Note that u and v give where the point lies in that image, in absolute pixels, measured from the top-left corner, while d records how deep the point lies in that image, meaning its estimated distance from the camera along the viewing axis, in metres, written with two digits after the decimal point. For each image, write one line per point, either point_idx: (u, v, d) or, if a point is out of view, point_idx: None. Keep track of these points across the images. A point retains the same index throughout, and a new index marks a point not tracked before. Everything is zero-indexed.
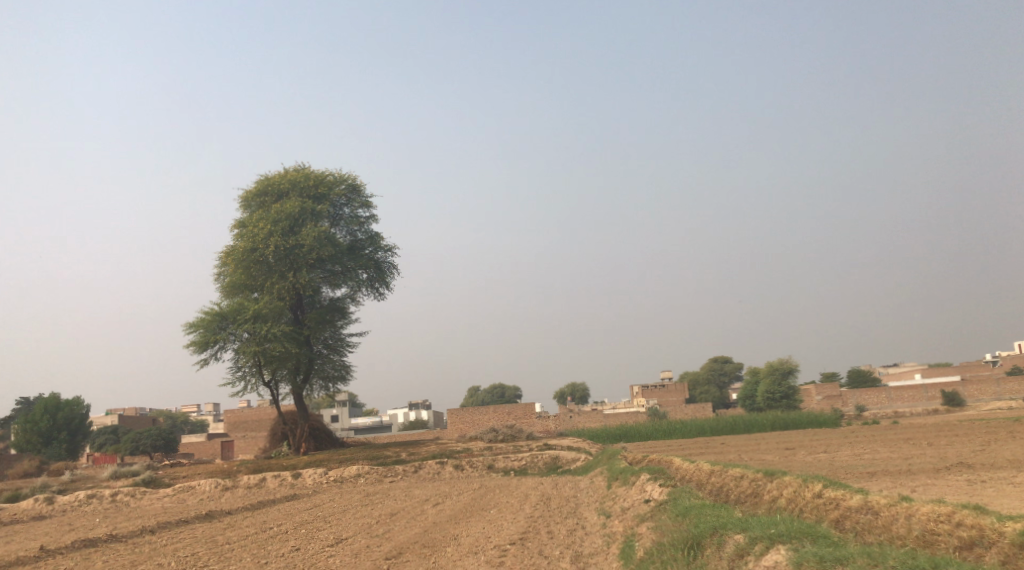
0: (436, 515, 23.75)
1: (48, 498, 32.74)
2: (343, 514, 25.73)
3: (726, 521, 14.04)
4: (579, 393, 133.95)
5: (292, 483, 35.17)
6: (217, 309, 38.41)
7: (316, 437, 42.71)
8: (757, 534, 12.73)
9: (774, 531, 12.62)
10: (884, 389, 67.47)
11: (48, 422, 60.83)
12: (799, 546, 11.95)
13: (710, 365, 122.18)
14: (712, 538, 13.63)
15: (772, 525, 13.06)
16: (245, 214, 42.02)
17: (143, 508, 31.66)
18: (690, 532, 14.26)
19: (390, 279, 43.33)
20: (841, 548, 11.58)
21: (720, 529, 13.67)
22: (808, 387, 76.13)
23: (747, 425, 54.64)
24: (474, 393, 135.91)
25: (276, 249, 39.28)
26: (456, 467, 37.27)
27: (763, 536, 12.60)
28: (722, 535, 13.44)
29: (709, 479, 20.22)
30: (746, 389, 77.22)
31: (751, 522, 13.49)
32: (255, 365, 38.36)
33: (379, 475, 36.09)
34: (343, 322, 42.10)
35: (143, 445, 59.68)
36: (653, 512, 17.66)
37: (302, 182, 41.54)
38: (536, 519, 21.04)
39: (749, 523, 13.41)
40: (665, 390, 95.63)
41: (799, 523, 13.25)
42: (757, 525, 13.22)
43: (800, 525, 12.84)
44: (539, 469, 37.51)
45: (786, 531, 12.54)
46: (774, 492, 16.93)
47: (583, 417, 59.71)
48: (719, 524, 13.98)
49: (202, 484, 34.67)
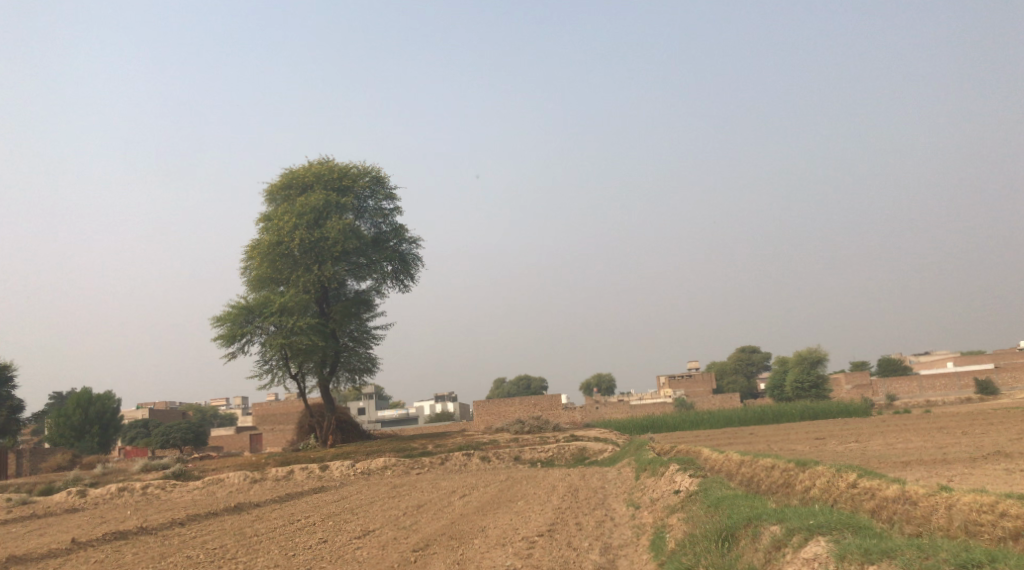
0: (463, 507, 23.61)
1: (80, 492, 33.03)
2: (370, 506, 25.70)
3: (761, 512, 13.74)
4: (606, 384, 133.59)
5: (320, 475, 35.25)
6: (244, 302, 38.52)
7: (343, 429, 42.79)
8: (795, 525, 12.41)
9: (813, 522, 12.30)
10: (915, 378, 66.50)
11: (80, 416, 61.58)
12: (840, 537, 11.64)
13: (737, 355, 121.19)
14: (746, 529, 13.33)
15: (810, 516, 12.74)
16: (270, 208, 42.11)
17: (173, 501, 31.85)
18: (723, 523, 13.99)
19: (415, 271, 43.28)
20: (884, 540, 11.24)
21: (754, 520, 13.37)
22: (838, 376, 75.27)
23: (776, 415, 54.08)
24: (500, 385, 135.88)
25: (302, 242, 39.32)
26: (483, 458, 37.18)
27: (800, 527, 12.30)
28: (757, 526, 13.14)
29: (740, 469, 19.90)
30: (775, 378, 76.62)
31: (786, 513, 13.20)
32: (282, 358, 38.49)
33: (406, 467, 36.08)
34: (369, 315, 42.10)
35: (174, 438, 60.22)
36: (684, 502, 17.38)
37: (326, 175, 41.54)
38: (564, 511, 20.82)
39: (785, 514, 13.11)
40: (693, 380, 95.03)
41: (838, 514, 12.91)
42: (794, 516, 12.90)
43: (840, 517, 12.51)
44: (566, 460, 37.32)
45: (825, 523, 12.22)
46: (807, 481, 16.59)
47: (610, 408, 59.42)
48: (754, 514, 13.69)
49: (231, 477, 34.87)
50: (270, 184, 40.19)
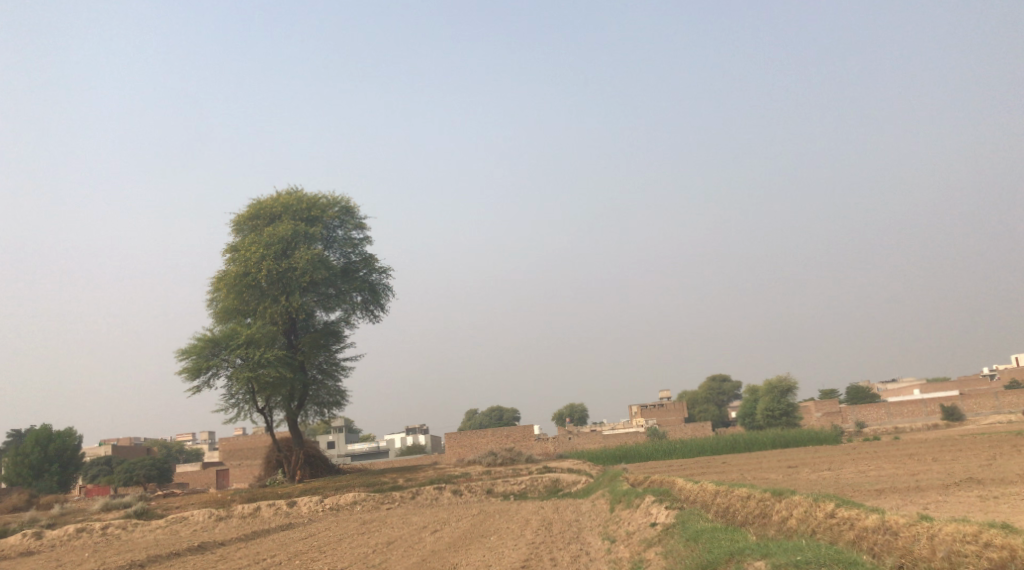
0: (434, 543, 23.00)
1: (37, 533, 31.85)
2: (338, 543, 24.98)
3: (743, 546, 13.43)
4: (578, 415, 133.05)
5: (287, 512, 34.35)
6: (210, 334, 37.69)
7: (312, 464, 41.89)
8: (781, 561, 12.11)
9: (801, 558, 12.01)
10: (884, 405, 66.87)
11: (39, 455, 59.84)
12: None
13: (708, 384, 121.40)
14: (728, 564, 12.99)
15: (796, 551, 12.44)
16: (237, 238, 41.47)
17: (134, 541, 30.82)
18: (703, 558, 13.63)
19: (385, 301, 42.75)
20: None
21: (736, 555, 13.04)
22: (808, 404, 75.45)
23: (748, 444, 53.90)
24: (472, 416, 134.57)
25: (270, 273, 38.70)
26: (454, 492, 36.50)
27: (787, 564, 11.98)
28: (740, 562, 12.81)
29: (716, 500, 19.57)
30: (746, 407, 76.61)
31: (769, 548, 12.88)
32: (249, 393, 37.70)
33: (376, 502, 35.30)
34: (338, 346, 41.41)
35: (137, 476, 58.74)
36: (661, 536, 17.00)
37: (294, 205, 41.04)
38: (538, 545, 20.34)
39: (769, 548, 12.79)
40: (665, 409, 94.90)
41: (824, 549, 12.60)
42: (779, 551, 12.58)
43: (827, 552, 12.20)
44: (540, 492, 36.78)
45: (811, 560, 11.89)
46: (783, 511, 16.29)
47: (582, 439, 58.97)
48: (735, 549, 13.36)
49: (195, 515, 33.86)
50: (237, 215, 39.59)
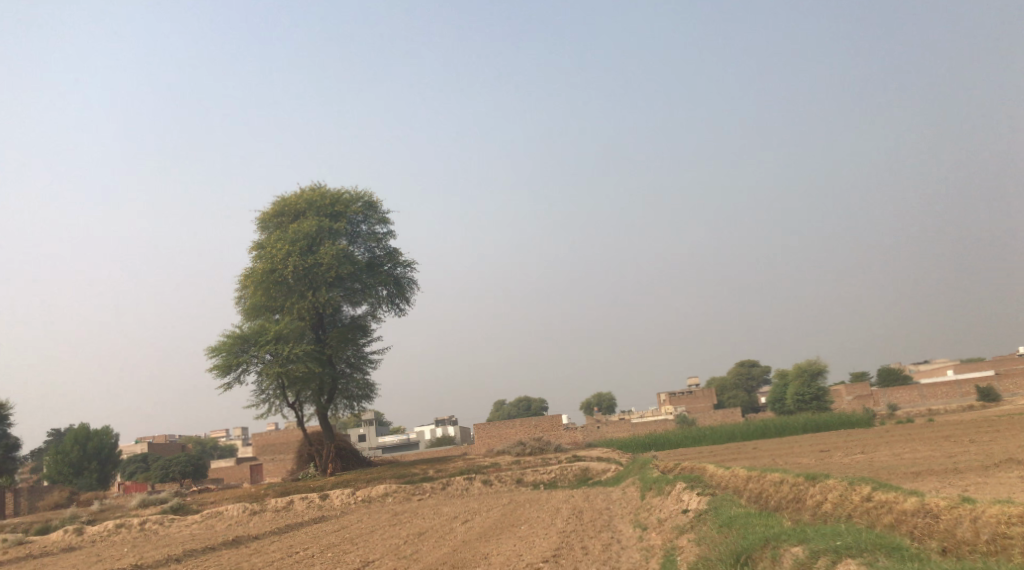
0: (465, 533, 23.00)
1: (77, 529, 32.35)
2: (370, 535, 25.10)
3: (778, 531, 13.24)
4: (606, 404, 132.87)
5: (320, 504, 34.57)
6: (239, 331, 37.95)
7: (343, 457, 42.14)
8: (820, 546, 11.94)
9: (841, 543, 11.82)
10: (917, 387, 65.99)
11: (78, 453, 60.72)
12: (873, 560, 11.17)
13: (737, 370, 120.63)
14: (765, 551, 12.81)
15: (835, 536, 12.25)
16: (263, 236, 41.68)
17: (172, 536, 31.19)
18: (738, 545, 13.45)
19: (410, 295, 42.81)
20: (921, 564, 10.73)
21: (772, 541, 12.86)
22: (839, 388, 74.70)
23: (779, 428, 53.44)
24: (500, 407, 134.84)
25: (296, 269, 38.88)
26: (484, 482, 36.54)
27: (827, 551, 11.77)
28: (777, 548, 12.63)
29: (748, 485, 19.36)
30: (776, 392, 76.04)
31: (807, 533, 12.70)
32: (279, 388, 37.96)
33: (407, 493, 35.42)
34: (366, 340, 41.53)
35: (173, 472, 59.47)
36: (693, 522, 16.84)
37: (318, 201, 41.14)
38: (569, 534, 20.25)
39: (806, 534, 12.61)
40: (693, 396, 94.45)
41: (864, 533, 12.38)
42: (817, 536, 12.40)
43: (867, 536, 11.99)
44: (569, 481, 36.71)
45: (853, 546, 11.66)
46: (818, 496, 16.06)
47: (611, 427, 58.80)
48: (771, 534, 13.18)
49: (230, 509, 34.17)
50: (262, 212, 39.81)
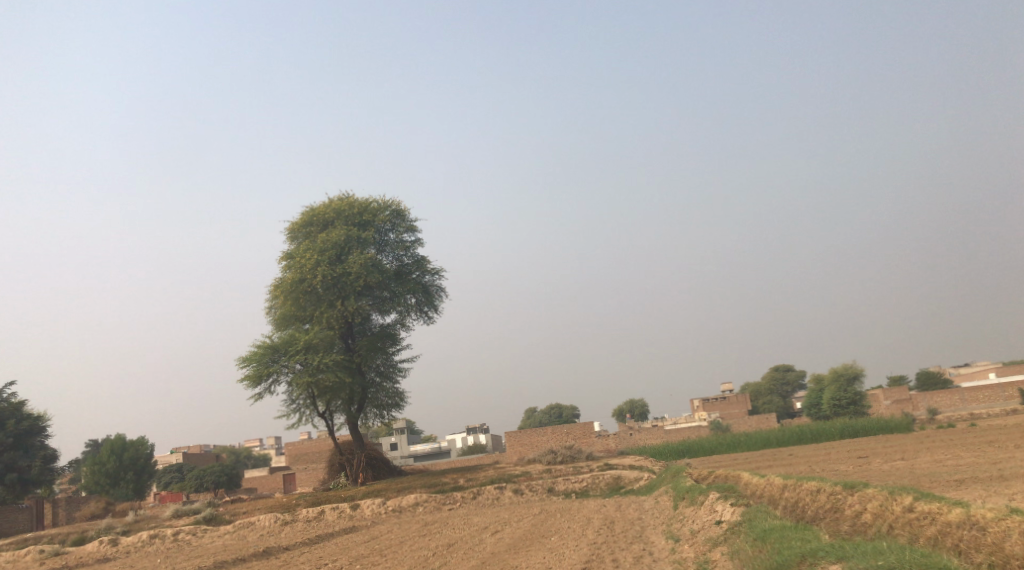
0: (494, 545, 22.59)
1: (112, 540, 32.44)
2: (399, 546, 24.82)
3: (816, 546, 12.70)
4: (638, 410, 131.85)
5: (350, 514, 34.38)
6: (269, 341, 37.97)
7: (374, 466, 41.96)
8: (861, 565, 11.41)
9: (884, 562, 11.27)
10: (957, 391, 64.42)
11: (115, 463, 61.25)
12: None
13: (771, 375, 119.16)
14: (801, 567, 12.31)
15: (878, 553, 11.70)
16: (292, 245, 41.75)
17: (204, 547, 31.17)
18: (773, 561, 12.94)
19: (439, 302, 42.56)
20: None
21: (809, 558, 12.35)
22: (876, 392, 73.27)
23: (815, 434, 52.41)
24: (531, 415, 134.29)
25: (325, 279, 38.85)
26: (515, 491, 36.14)
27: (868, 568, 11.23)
28: (814, 565, 12.11)
29: (784, 494, 18.78)
30: (811, 397, 74.74)
31: (846, 549, 12.19)
32: (309, 398, 37.91)
33: (437, 503, 35.12)
34: (395, 349, 41.32)
35: (207, 482, 59.85)
36: (726, 535, 16.34)
37: (346, 210, 41.05)
38: (599, 546, 19.76)
39: (845, 550, 12.07)
40: (727, 401, 93.26)
41: (908, 549, 11.83)
42: (856, 553, 11.87)
43: (912, 554, 11.45)
44: (601, 490, 36.16)
45: (897, 565, 11.10)
46: (856, 506, 15.49)
47: (644, 434, 58.12)
48: (808, 550, 12.65)
49: (261, 519, 34.09)
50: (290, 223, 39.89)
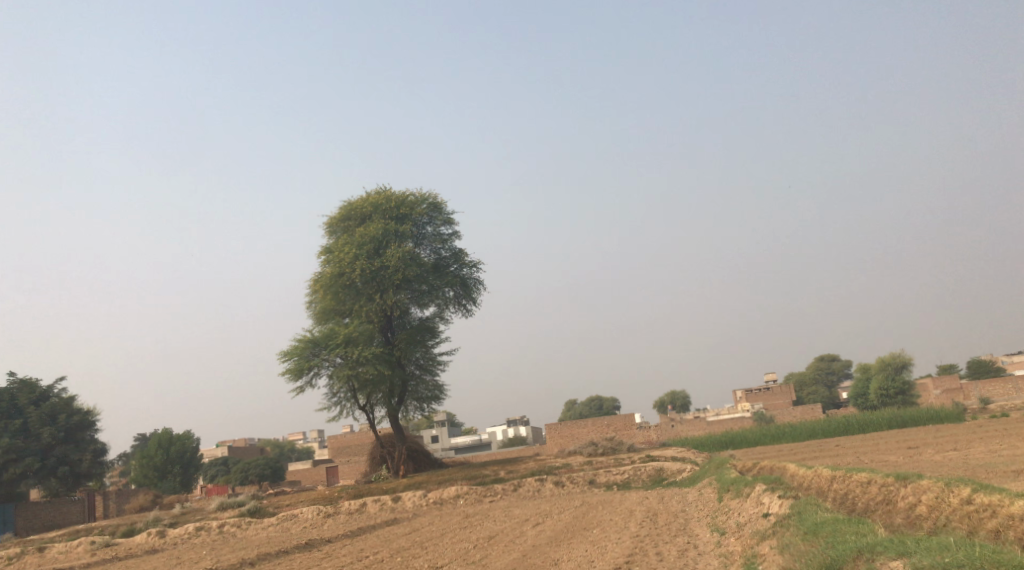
0: (535, 537, 22.26)
1: (160, 532, 32.78)
2: (440, 538, 24.63)
3: (873, 541, 12.17)
4: (680, 402, 130.77)
5: (392, 507, 34.35)
6: (309, 335, 38.08)
7: (415, 458, 41.92)
8: (923, 562, 10.87)
9: (950, 559, 10.70)
10: (1010, 380, 62.60)
11: (162, 457, 62.12)
12: None
13: (816, 365, 117.32)
14: (858, 563, 11.81)
15: (942, 549, 11.16)
16: (331, 240, 41.84)
17: (248, 539, 31.36)
18: (827, 556, 12.43)
19: (477, 295, 42.29)
20: None
21: (867, 552, 11.85)
22: (925, 381, 71.58)
23: (862, 424, 51.28)
24: (571, 407, 133.83)
25: (363, 272, 38.83)
26: (556, 483, 35.82)
27: (935, 565, 10.70)
28: (874, 561, 11.59)
29: (832, 486, 18.20)
30: (857, 387, 73.31)
31: (905, 545, 11.61)
32: (350, 390, 37.98)
33: (478, 495, 34.94)
34: (434, 342, 41.16)
35: (252, 475, 60.54)
36: (774, 528, 15.82)
37: (384, 204, 40.90)
38: (642, 539, 19.33)
39: (907, 545, 11.51)
40: (771, 392, 91.97)
41: (972, 544, 11.31)
42: (920, 549, 11.33)
43: (977, 549, 10.92)
44: (643, 482, 35.69)
45: (963, 563, 10.53)
46: (910, 497, 14.89)
47: (685, 425, 57.48)
48: (866, 544, 12.13)
49: (304, 512, 34.20)
50: (328, 217, 39.96)
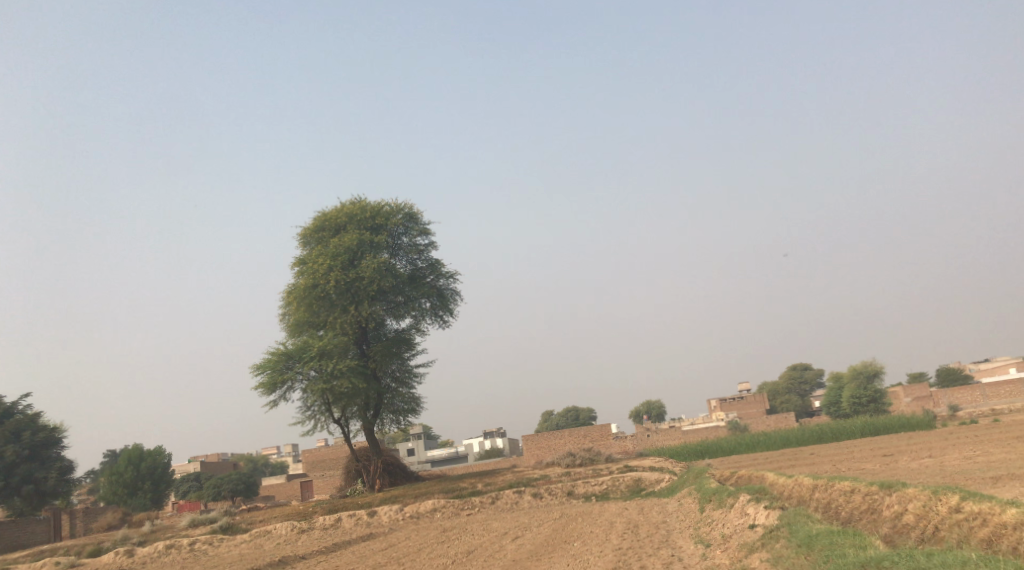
0: (515, 552, 21.82)
1: (128, 551, 31.93)
2: (418, 554, 24.11)
3: (877, 554, 11.97)
4: (655, 411, 131.02)
5: (368, 521, 33.77)
6: (283, 348, 37.47)
7: (391, 472, 41.29)
8: None
9: None
10: (978, 386, 63.15)
11: (132, 473, 60.82)
12: None
13: (789, 374, 117.91)
14: None
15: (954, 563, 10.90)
16: (305, 251, 41.26)
17: (221, 556, 30.64)
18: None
19: (454, 306, 41.85)
20: None
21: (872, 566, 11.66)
22: (895, 389, 72.06)
23: (835, 432, 51.36)
24: (547, 418, 133.67)
25: (338, 284, 38.31)
26: (534, 495, 35.46)
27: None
28: None
29: (815, 495, 18.02)
30: (830, 396, 73.71)
31: (915, 560, 11.38)
32: (325, 403, 37.39)
33: (456, 508, 34.47)
34: (410, 354, 40.64)
35: (225, 490, 59.46)
36: (763, 540, 15.58)
37: (358, 214, 40.42)
38: (625, 552, 18.99)
39: (919, 560, 11.26)
40: (744, 402, 92.22)
41: (977, 556, 11.13)
42: (929, 563, 11.12)
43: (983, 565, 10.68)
44: (622, 492, 35.42)
45: None
46: (896, 506, 14.70)
47: (661, 435, 57.35)
48: (867, 558, 11.94)
49: (278, 528, 33.49)
50: (301, 228, 39.42)
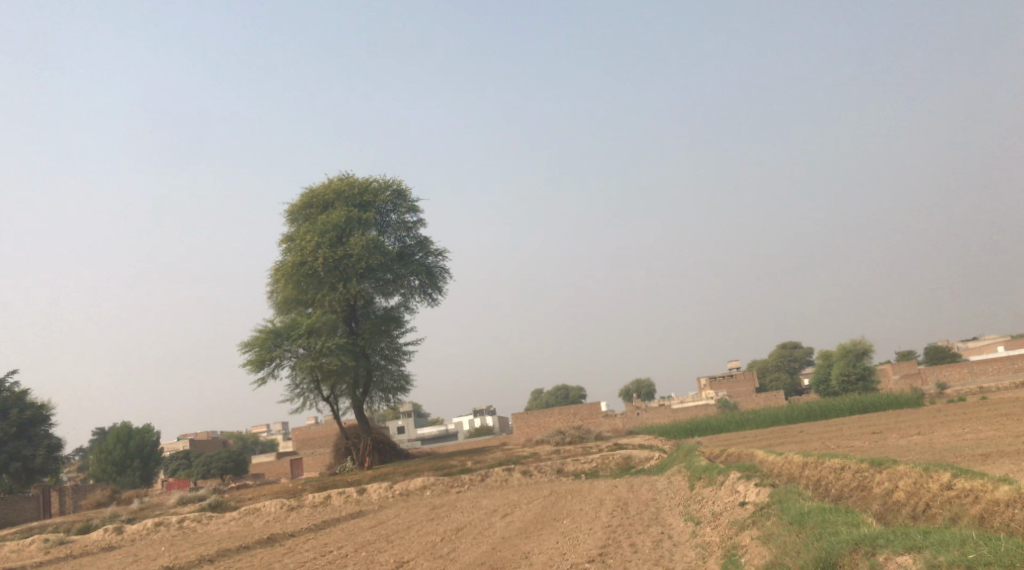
0: (504, 529, 21.67)
1: (117, 529, 31.72)
2: (406, 532, 23.93)
3: (870, 533, 11.81)
4: (645, 390, 131.26)
5: (357, 499, 33.62)
6: (271, 326, 37.10)
7: (381, 450, 41.14)
8: (941, 560, 10.41)
9: (972, 555, 10.27)
10: (966, 364, 63.32)
11: (121, 451, 60.56)
12: None
13: (778, 352, 118.27)
14: (853, 558, 11.45)
15: (949, 542, 10.76)
16: (293, 228, 40.82)
17: (209, 534, 30.46)
18: (820, 550, 12.03)
19: (443, 284, 41.55)
20: None
21: (865, 545, 11.51)
22: (884, 367, 72.25)
23: (824, 409, 51.43)
24: (537, 396, 133.97)
25: (326, 261, 37.93)
26: (524, 473, 35.36)
27: (953, 564, 10.27)
28: (876, 557, 11.18)
29: (805, 472, 17.90)
30: (819, 373, 73.84)
31: (911, 538, 11.22)
32: (314, 381, 37.13)
33: (445, 486, 34.35)
34: (399, 332, 40.35)
35: (215, 468, 59.32)
36: (753, 518, 15.44)
37: (346, 191, 39.96)
38: (614, 529, 18.84)
39: (915, 539, 11.09)
40: (734, 380, 92.40)
41: (971, 534, 10.99)
42: (923, 541, 10.99)
43: (976, 544, 10.54)
44: (612, 470, 35.36)
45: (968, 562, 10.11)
46: (887, 484, 14.56)
47: (651, 413, 57.39)
48: (860, 537, 11.78)
49: (267, 506, 33.31)
50: (289, 205, 38.96)
